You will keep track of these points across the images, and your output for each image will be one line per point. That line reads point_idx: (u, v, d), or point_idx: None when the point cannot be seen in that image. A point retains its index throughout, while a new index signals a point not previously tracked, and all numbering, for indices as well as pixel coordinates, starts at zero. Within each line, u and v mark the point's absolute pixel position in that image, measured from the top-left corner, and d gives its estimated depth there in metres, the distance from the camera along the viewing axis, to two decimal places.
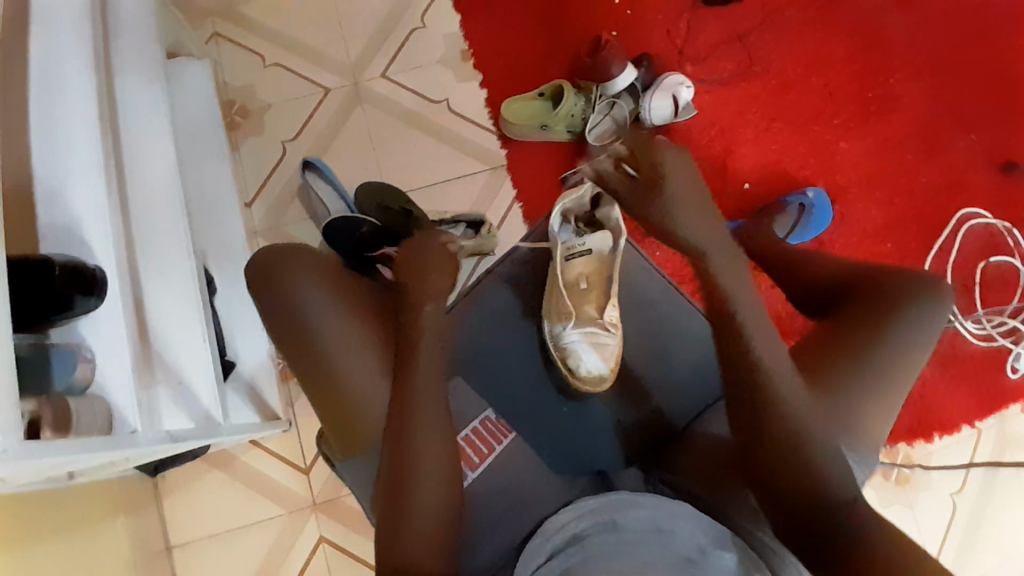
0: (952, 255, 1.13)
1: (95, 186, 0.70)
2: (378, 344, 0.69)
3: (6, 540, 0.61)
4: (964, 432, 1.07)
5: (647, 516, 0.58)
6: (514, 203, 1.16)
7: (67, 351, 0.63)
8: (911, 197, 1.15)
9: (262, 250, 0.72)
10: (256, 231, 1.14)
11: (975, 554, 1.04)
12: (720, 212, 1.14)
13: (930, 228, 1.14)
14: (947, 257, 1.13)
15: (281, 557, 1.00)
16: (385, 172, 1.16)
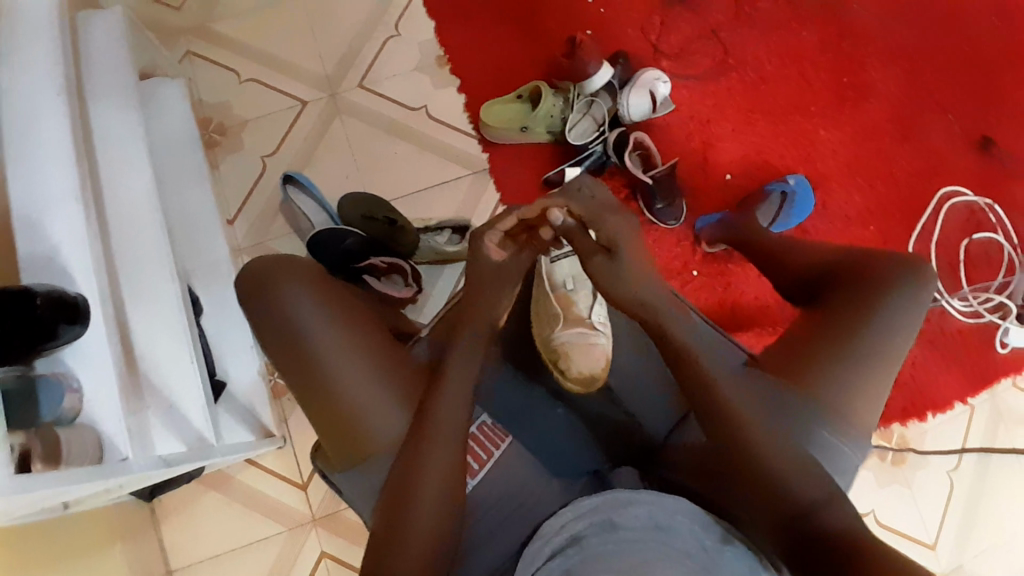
0: (936, 234, 1.14)
1: (73, 213, 0.69)
2: (375, 350, 0.67)
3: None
4: (957, 409, 1.09)
5: (645, 513, 0.58)
6: (498, 206, 1.16)
7: (54, 381, 0.62)
8: (890, 180, 1.17)
9: (252, 260, 0.71)
10: (241, 248, 1.13)
11: (974, 529, 1.05)
12: (703, 204, 1.15)
13: (911, 209, 1.16)
14: (931, 236, 1.14)
15: (285, 575, 0.99)
16: (367, 182, 1.16)
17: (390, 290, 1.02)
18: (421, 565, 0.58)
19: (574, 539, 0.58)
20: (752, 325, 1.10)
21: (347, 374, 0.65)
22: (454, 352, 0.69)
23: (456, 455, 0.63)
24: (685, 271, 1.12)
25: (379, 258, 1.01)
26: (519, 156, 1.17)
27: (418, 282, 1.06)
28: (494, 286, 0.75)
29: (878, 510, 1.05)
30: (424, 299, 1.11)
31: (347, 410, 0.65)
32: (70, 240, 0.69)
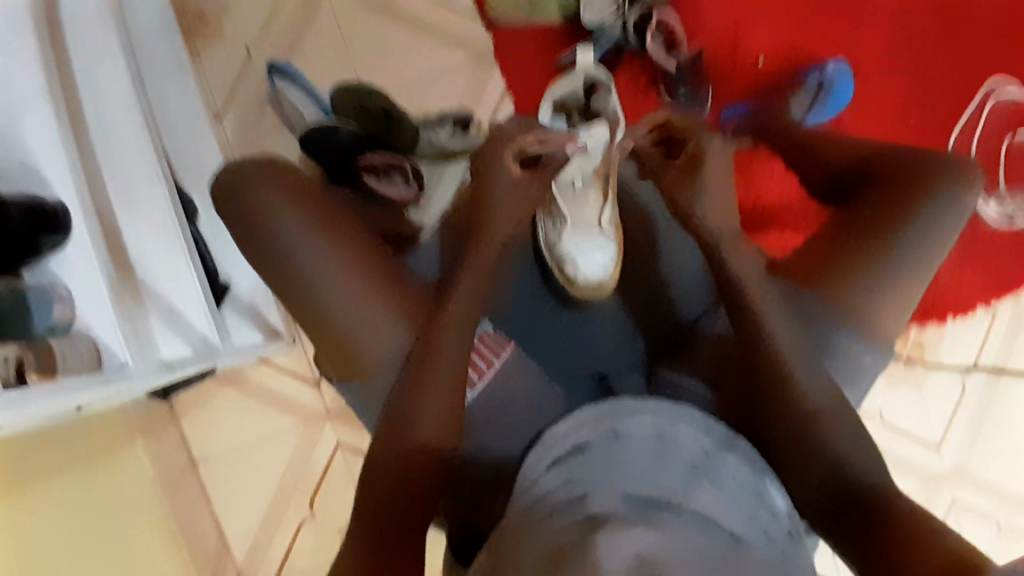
0: (976, 135, 1.04)
1: (42, 114, 0.65)
2: (367, 259, 0.64)
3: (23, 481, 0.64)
4: (980, 315, 1.04)
5: (650, 423, 0.57)
6: (504, 95, 1.06)
7: (42, 292, 0.62)
8: (941, 65, 1.04)
9: (227, 166, 0.66)
10: (231, 146, 1.07)
11: (982, 433, 1.05)
12: (730, 92, 1.05)
13: (957, 100, 1.04)
14: (971, 133, 1.04)
15: (303, 468, 1.03)
16: (360, 71, 1.06)
17: (390, 190, 0.95)
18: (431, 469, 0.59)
19: (574, 445, 0.58)
20: (775, 225, 1.03)
21: (346, 283, 0.62)
22: (469, 256, 0.67)
23: (459, 360, 0.62)
24: None
25: (378, 156, 0.95)
26: (526, 39, 1.05)
27: (419, 181, 1.00)
28: (501, 180, 0.69)
29: (884, 410, 1.06)
30: (426, 203, 1.03)
31: (347, 320, 0.62)
32: (43, 147, 0.66)
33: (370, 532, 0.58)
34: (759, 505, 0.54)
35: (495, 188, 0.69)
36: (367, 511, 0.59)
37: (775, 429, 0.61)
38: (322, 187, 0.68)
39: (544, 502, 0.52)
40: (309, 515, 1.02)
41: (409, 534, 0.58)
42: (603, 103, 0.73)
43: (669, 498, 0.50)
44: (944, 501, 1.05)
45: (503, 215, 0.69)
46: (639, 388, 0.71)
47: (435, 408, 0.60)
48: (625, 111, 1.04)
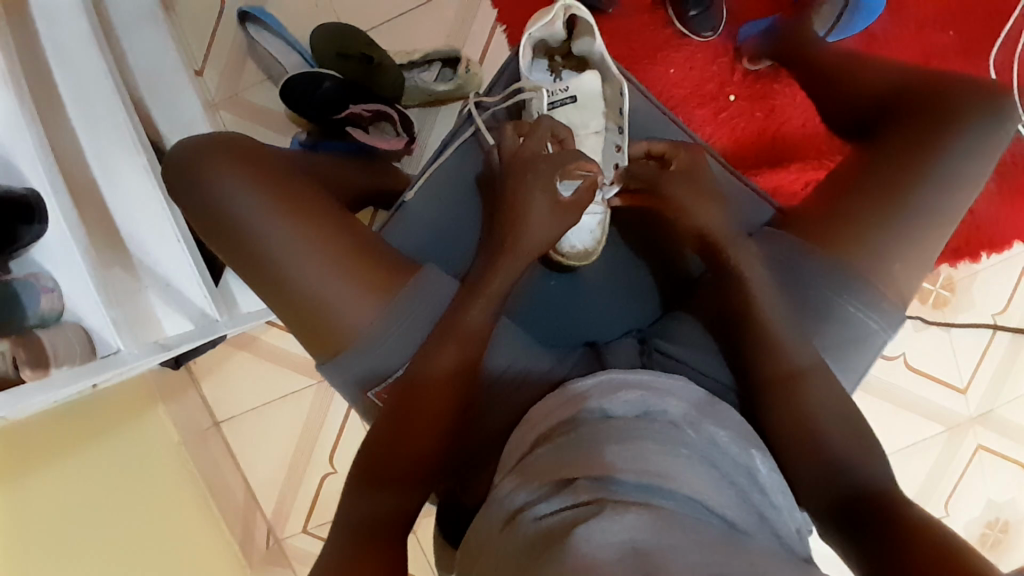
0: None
1: (5, 101, 0.63)
2: (325, 226, 0.63)
3: (44, 460, 0.68)
4: (1016, 249, 0.97)
5: (635, 399, 0.56)
6: (495, 28, 0.98)
7: (26, 283, 0.63)
8: None
9: (178, 146, 0.67)
10: (216, 104, 1.02)
11: (1010, 378, 1.00)
12: (746, 7, 0.94)
13: (1004, 5, 0.91)
14: (1019, 44, 0.91)
15: (318, 425, 1.08)
16: (340, 10, 0.98)
17: (379, 140, 0.88)
18: (427, 443, 0.61)
19: (563, 422, 0.57)
20: (795, 158, 0.94)
21: (309, 257, 0.62)
22: (486, 259, 0.66)
23: (461, 341, 0.62)
24: (720, 95, 0.95)
25: (360, 106, 0.87)
26: None
27: (409, 130, 0.93)
28: (538, 198, 0.66)
29: (910, 353, 1.00)
30: (419, 150, 1.01)
31: (312, 294, 0.62)
32: (6, 129, 0.63)
33: (364, 499, 0.61)
34: (747, 480, 0.53)
35: (529, 208, 0.66)
36: (360, 478, 0.61)
37: (772, 398, 0.59)
38: (276, 158, 0.67)
39: (535, 482, 0.52)
40: (330, 470, 1.08)
41: (403, 502, 0.61)
42: (587, 48, 0.73)
43: (662, 482, 0.48)
44: (969, 445, 1.01)
45: (531, 240, 0.66)
46: (631, 359, 0.64)
47: (446, 393, 0.62)
48: (628, 36, 0.95)
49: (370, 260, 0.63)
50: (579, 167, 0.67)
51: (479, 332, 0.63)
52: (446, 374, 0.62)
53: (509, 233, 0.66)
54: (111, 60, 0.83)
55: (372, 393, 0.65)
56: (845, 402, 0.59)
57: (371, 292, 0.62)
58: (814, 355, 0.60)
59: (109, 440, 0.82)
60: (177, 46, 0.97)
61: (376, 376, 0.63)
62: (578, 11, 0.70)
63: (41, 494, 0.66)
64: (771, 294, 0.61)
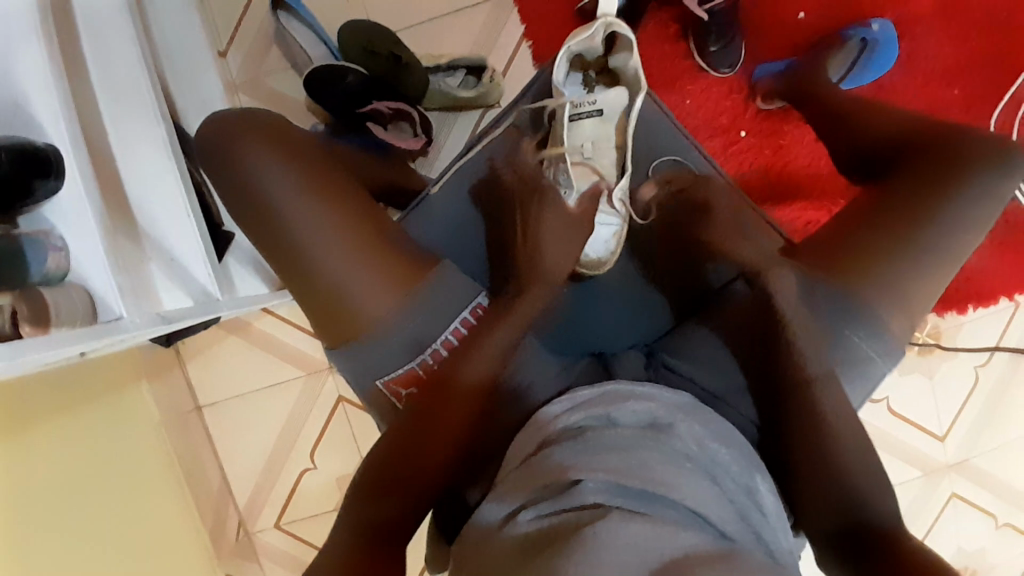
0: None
1: (32, 55, 0.63)
2: (349, 215, 0.63)
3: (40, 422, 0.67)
4: (1002, 304, 1.01)
5: (642, 409, 0.57)
6: (522, 42, 1.00)
7: (37, 240, 0.61)
8: (990, 35, 0.97)
9: (208, 121, 0.67)
10: (235, 85, 1.03)
11: (989, 429, 1.03)
12: (765, 50, 0.98)
13: (1006, 73, 0.97)
14: (1016, 110, 0.97)
15: (303, 417, 1.06)
16: (371, 9, 1.00)
17: (396, 139, 0.88)
18: (442, 449, 0.62)
19: (570, 428, 0.57)
20: (799, 197, 0.97)
21: (332, 245, 0.62)
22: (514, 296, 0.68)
23: (493, 359, 0.64)
24: (732, 130, 0.98)
25: (383, 103, 0.87)
26: None
27: (427, 132, 0.93)
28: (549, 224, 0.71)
29: (893, 396, 1.03)
30: (435, 151, 1.02)
31: (331, 281, 0.62)
32: (34, 82, 0.63)
33: (372, 491, 0.61)
34: (745, 495, 0.54)
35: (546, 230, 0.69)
36: (368, 480, 0.62)
37: (777, 420, 0.61)
38: (300, 139, 0.67)
39: (538, 482, 0.52)
40: (311, 465, 1.06)
41: (408, 505, 0.60)
42: (623, 64, 0.75)
43: (665, 491, 0.48)
44: (944, 491, 1.03)
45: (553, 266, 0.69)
46: (638, 371, 0.65)
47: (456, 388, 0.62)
48: (647, 64, 0.98)
49: (393, 253, 0.64)
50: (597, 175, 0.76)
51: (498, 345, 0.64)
52: (471, 382, 0.64)
53: (537, 264, 0.69)
54: (142, 30, 0.83)
55: (380, 382, 0.65)
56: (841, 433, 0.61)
57: (393, 284, 0.63)
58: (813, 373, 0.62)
59: (94, 411, 0.80)
60: (205, 25, 0.98)
61: (389, 365, 0.64)
62: (618, 28, 0.73)
63: (26, 455, 0.64)
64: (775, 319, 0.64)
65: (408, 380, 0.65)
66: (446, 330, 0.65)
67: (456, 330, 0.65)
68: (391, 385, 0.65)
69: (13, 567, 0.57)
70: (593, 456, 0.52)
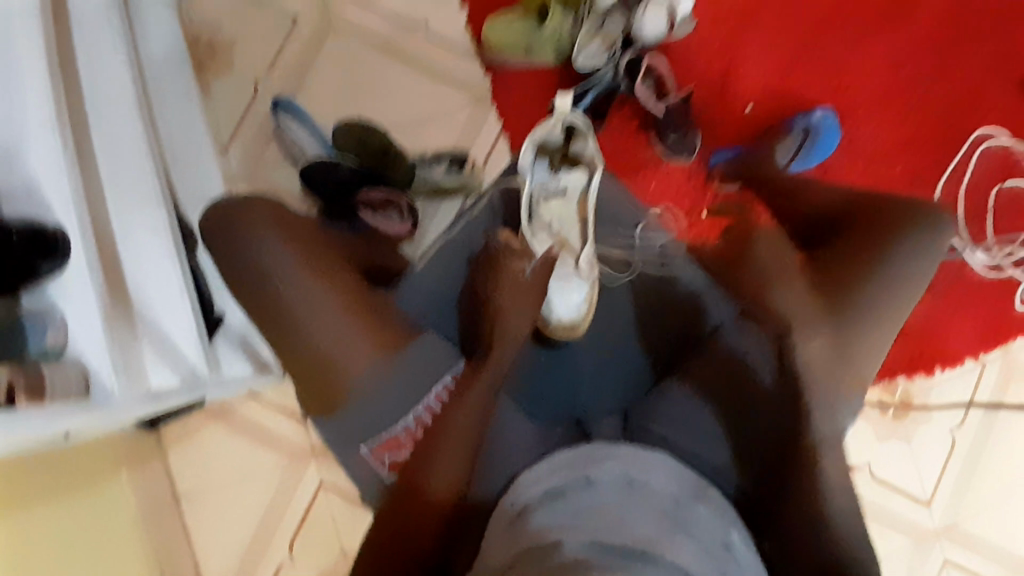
0: (965, 179, 1.07)
1: (47, 146, 0.68)
2: (341, 289, 0.69)
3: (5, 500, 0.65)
4: (968, 365, 1.06)
5: (619, 469, 0.59)
6: (501, 135, 1.10)
7: (38, 317, 0.66)
8: (925, 116, 1.09)
9: (218, 207, 0.73)
10: (235, 177, 1.11)
11: (974, 493, 1.04)
12: (719, 139, 1.09)
13: (945, 150, 1.08)
14: (958, 181, 1.08)
15: (282, 502, 1.03)
16: (364, 110, 1.11)
17: (387, 226, 0.96)
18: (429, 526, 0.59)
19: (548, 491, 0.59)
20: None
21: (321, 312, 0.67)
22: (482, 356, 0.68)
23: (472, 423, 0.63)
24: (695, 211, 1.06)
25: (374, 192, 0.97)
26: (520, 81, 1.10)
27: (413, 217, 1.00)
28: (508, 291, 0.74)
29: (874, 462, 1.06)
30: (420, 236, 1.08)
31: (322, 351, 0.67)
32: (47, 170, 0.68)
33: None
34: (722, 551, 0.54)
35: (506, 298, 0.73)
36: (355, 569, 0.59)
37: None
38: (303, 221, 0.74)
39: (518, 547, 0.53)
40: (289, 556, 1.03)
41: None
42: (580, 150, 0.84)
43: (645, 547, 0.50)
44: (936, 560, 1.03)
45: (514, 327, 0.72)
46: (615, 433, 0.71)
47: (437, 447, 0.62)
48: (613, 155, 1.08)
49: (379, 322, 0.69)
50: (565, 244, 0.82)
51: (477, 410, 0.64)
52: (456, 447, 0.62)
53: (503, 331, 0.71)
54: (147, 124, 0.90)
55: (366, 448, 0.67)
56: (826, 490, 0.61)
57: (378, 352, 0.67)
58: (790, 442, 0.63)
59: (73, 494, 0.80)
60: (208, 125, 1.07)
61: (374, 430, 0.67)
62: (575, 121, 0.84)
63: None
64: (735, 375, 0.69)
65: (394, 446, 0.66)
66: (429, 392, 0.67)
67: (438, 393, 0.67)
68: (377, 451, 0.67)
69: None
70: (562, 525, 0.53)
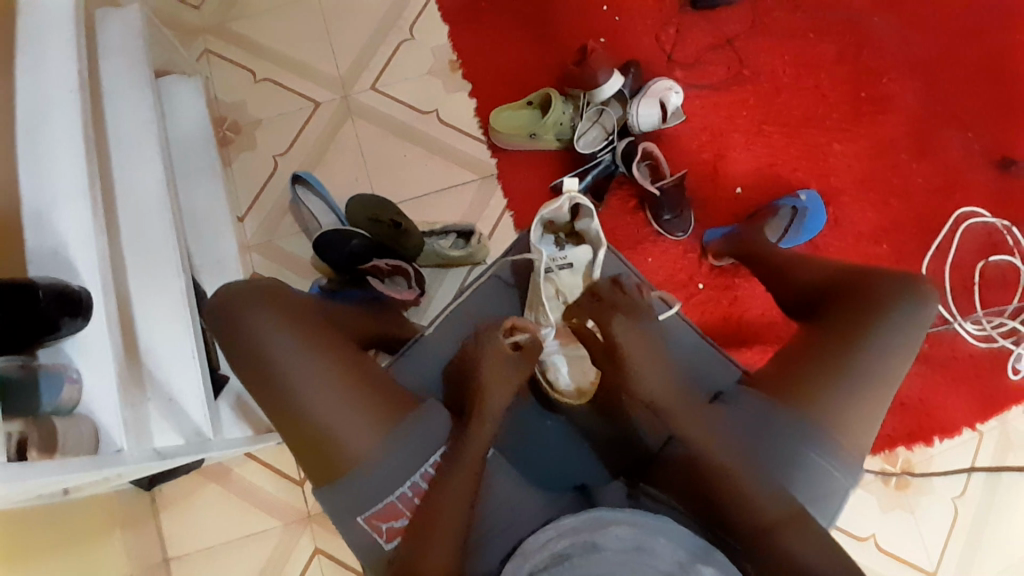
0: (950, 255, 1.14)
1: (83, 211, 0.72)
2: (340, 369, 0.71)
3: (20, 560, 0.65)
4: (965, 435, 1.09)
5: (627, 533, 0.59)
6: (505, 210, 1.16)
7: (55, 373, 0.64)
8: (904, 197, 1.16)
9: (220, 290, 0.76)
10: (249, 245, 1.16)
11: (975, 565, 1.06)
12: (712, 217, 1.15)
13: (927, 228, 1.15)
14: (945, 256, 1.14)
15: (279, 568, 1.01)
16: (376, 185, 1.17)
17: (393, 292, 0.99)
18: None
19: (553, 555, 0.59)
20: (758, 340, 1.10)
21: (315, 384, 0.69)
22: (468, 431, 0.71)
23: (462, 485, 0.68)
24: (690, 283, 1.12)
25: (381, 260, 0.98)
26: (524, 161, 1.17)
27: (420, 285, 1.05)
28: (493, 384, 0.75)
29: (879, 534, 1.06)
30: (427, 301, 1.12)
31: (321, 428, 0.68)
32: (79, 234, 0.71)
33: None
34: None
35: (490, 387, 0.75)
36: None
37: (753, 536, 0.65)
38: (301, 300, 0.77)
39: None
40: None
41: None
42: (585, 227, 0.88)
43: None
44: None
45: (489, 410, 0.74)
46: (620, 501, 0.71)
47: (438, 523, 0.65)
48: (614, 230, 1.14)
49: (375, 400, 0.70)
50: (517, 325, 0.79)
51: (463, 486, 0.68)
52: (449, 510, 0.66)
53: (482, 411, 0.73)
54: (174, 195, 0.95)
55: (361, 518, 0.67)
56: (825, 536, 0.64)
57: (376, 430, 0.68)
58: (781, 504, 0.65)
59: (73, 552, 0.77)
60: (227, 196, 1.13)
61: (370, 500, 0.67)
62: (582, 202, 0.86)
63: None
64: (728, 446, 0.69)
65: (391, 515, 0.68)
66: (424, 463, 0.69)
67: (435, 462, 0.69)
68: (372, 520, 0.68)
69: None
70: None
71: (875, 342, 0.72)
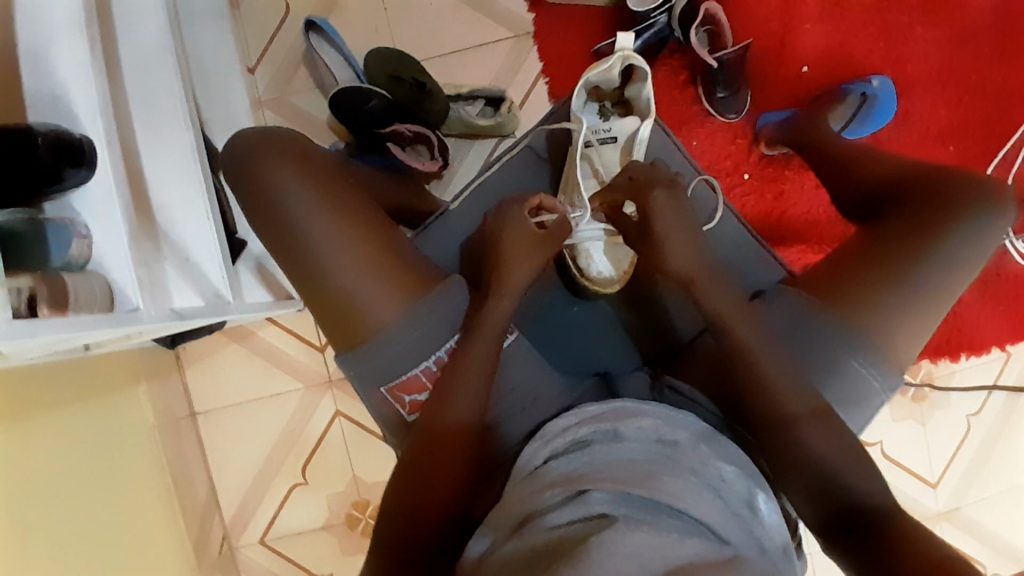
0: (1015, 165, 1.03)
1: (76, 53, 0.64)
2: (363, 234, 0.68)
3: (51, 411, 0.67)
4: (993, 354, 1.06)
5: (649, 425, 0.59)
6: (540, 77, 1.05)
7: (62, 227, 0.61)
8: (989, 95, 1.03)
9: (237, 139, 0.71)
10: (261, 101, 1.07)
11: (977, 480, 1.07)
12: (771, 97, 1.03)
13: (1003, 132, 1.03)
14: (1009, 167, 1.03)
15: (301, 429, 1.06)
16: (399, 40, 1.05)
17: (413, 161, 0.92)
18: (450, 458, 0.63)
19: (576, 441, 0.59)
20: (799, 240, 1.03)
21: (337, 249, 0.66)
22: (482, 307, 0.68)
23: (482, 363, 0.65)
24: (735, 173, 1.03)
25: (404, 125, 0.91)
26: (566, 17, 1.04)
27: (444, 156, 0.96)
28: (514, 259, 0.70)
29: (886, 441, 1.07)
30: (450, 175, 1.05)
31: (342, 295, 0.66)
32: (75, 78, 0.64)
33: (392, 513, 0.63)
34: (747, 511, 0.54)
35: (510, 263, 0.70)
36: (396, 497, 0.63)
37: (778, 433, 0.64)
38: (322, 157, 0.72)
39: (536, 495, 0.53)
40: (300, 476, 1.06)
41: (433, 525, 0.62)
42: (636, 94, 0.80)
43: (671, 502, 0.49)
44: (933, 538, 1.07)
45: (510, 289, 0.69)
46: (642, 391, 0.70)
47: (455, 402, 0.64)
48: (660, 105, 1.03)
49: (399, 270, 0.67)
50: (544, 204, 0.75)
51: (482, 361, 0.65)
52: (468, 389, 0.65)
53: (500, 288, 0.69)
54: (177, 39, 0.86)
55: (384, 389, 0.68)
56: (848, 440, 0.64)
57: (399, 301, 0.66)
58: (812, 402, 0.64)
59: (101, 404, 0.80)
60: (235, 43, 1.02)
61: (395, 372, 0.67)
62: (635, 62, 0.77)
63: (41, 441, 0.63)
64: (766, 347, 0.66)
65: (416, 388, 0.68)
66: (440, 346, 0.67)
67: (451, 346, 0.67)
68: (395, 391, 0.68)
69: (18, 566, 0.54)
70: (599, 471, 0.53)
71: (940, 252, 0.66)
